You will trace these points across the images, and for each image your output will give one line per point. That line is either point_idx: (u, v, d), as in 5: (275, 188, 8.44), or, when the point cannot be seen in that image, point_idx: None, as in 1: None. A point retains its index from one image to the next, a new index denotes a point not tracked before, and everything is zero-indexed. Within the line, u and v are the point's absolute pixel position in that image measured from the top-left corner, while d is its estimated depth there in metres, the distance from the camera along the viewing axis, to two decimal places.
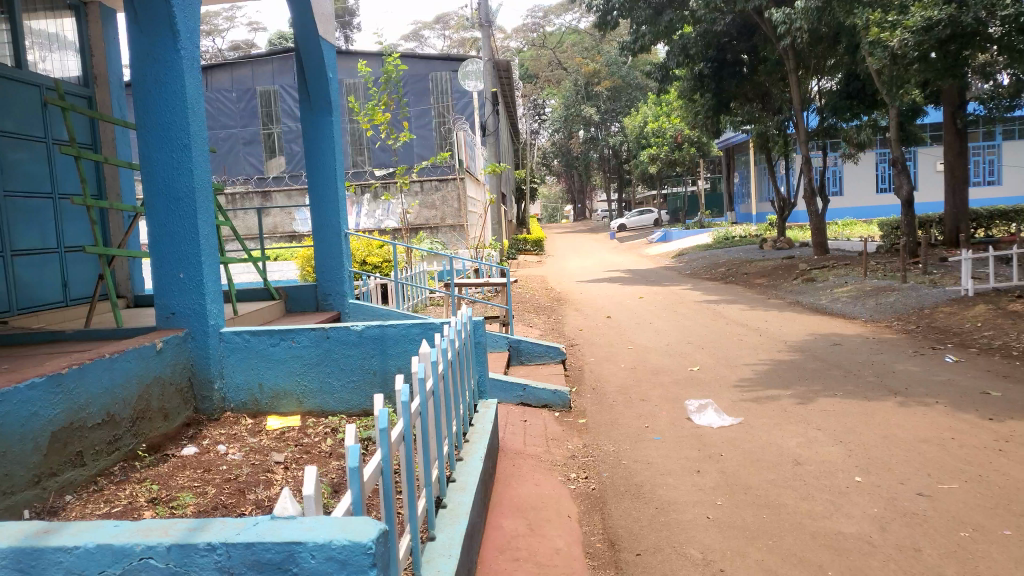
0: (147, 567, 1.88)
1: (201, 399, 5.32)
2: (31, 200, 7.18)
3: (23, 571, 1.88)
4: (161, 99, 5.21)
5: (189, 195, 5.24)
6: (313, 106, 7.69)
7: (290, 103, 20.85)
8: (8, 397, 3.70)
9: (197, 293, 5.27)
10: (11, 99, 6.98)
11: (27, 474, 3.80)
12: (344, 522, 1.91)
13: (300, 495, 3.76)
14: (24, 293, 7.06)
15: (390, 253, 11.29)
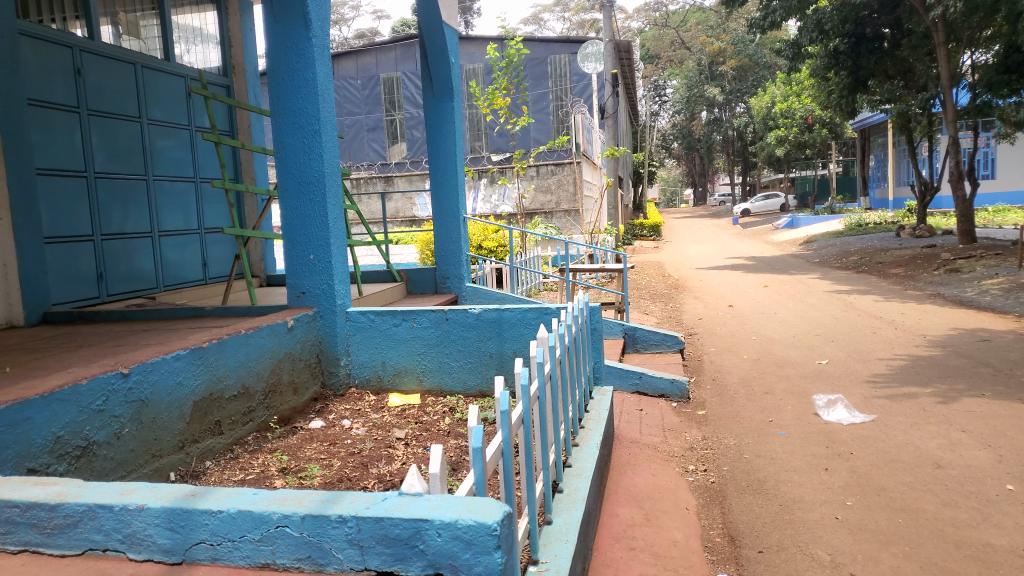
0: (282, 535, 1.97)
1: (328, 374, 5.56)
2: (176, 184, 7.73)
3: (174, 530, 2.03)
4: (294, 87, 5.43)
5: (319, 179, 5.44)
6: (435, 92, 7.81)
7: (412, 90, 21.35)
8: (156, 367, 4.00)
9: (326, 274, 5.48)
10: (159, 90, 7.58)
11: (172, 439, 4.10)
12: (470, 502, 1.93)
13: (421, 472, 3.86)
14: (169, 271, 7.60)
15: (506, 238, 11.33)
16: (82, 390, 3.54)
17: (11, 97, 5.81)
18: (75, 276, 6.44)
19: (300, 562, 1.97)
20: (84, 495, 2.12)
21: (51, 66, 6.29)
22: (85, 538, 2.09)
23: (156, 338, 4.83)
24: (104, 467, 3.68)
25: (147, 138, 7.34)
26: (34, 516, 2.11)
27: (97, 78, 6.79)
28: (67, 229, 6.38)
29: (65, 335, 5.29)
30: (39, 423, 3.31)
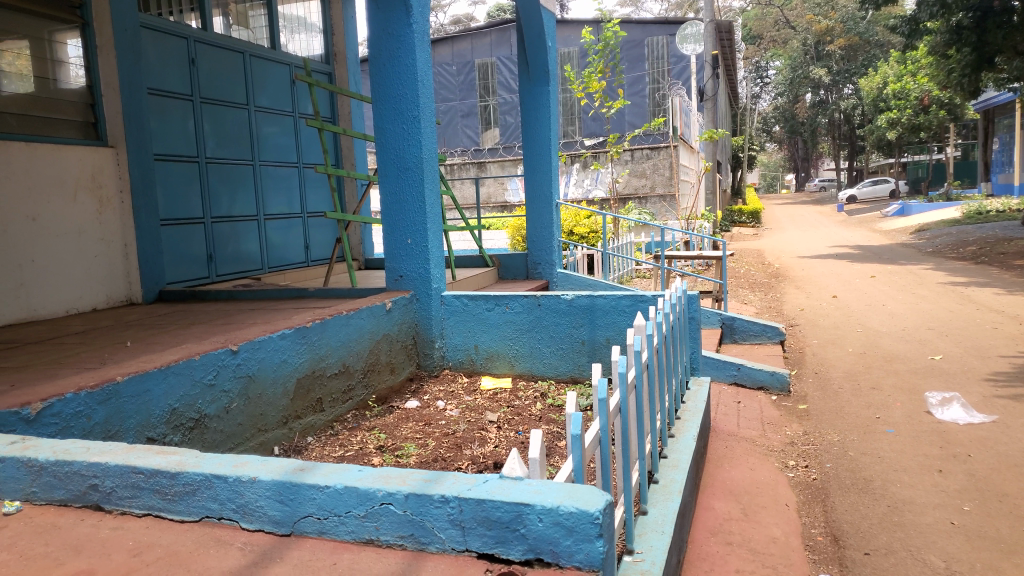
0: (386, 513, 2.01)
1: (423, 356, 5.66)
2: (280, 169, 8.03)
3: (284, 502, 2.10)
4: (395, 74, 5.50)
5: (417, 165, 5.52)
6: (531, 76, 7.78)
7: (507, 75, 21.39)
8: (263, 345, 4.18)
9: (422, 258, 5.56)
10: (266, 78, 7.88)
11: (277, 414, 4.28)
12: (571, 489, 1.91)
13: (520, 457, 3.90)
14: (273, 254, 7.90)
15: (599, 224, 11.20)
16: (195, 365, 3.74)
17: (133, 87, 6.16)
18: (187, 256, 6.79)
19: (402, 540, 2.00)
20: (201, 465, 2.23)
21: (168, 57, 6.62)
22: (202, 506, 2.19)
23: (262, 317, 5.03)
24: (215, 439, 3.89)
25: (254, 125, 7.65)
26: (156, 483, 2.23)
27: (209, 67, 7.11)
28: (181, 212, 6.72)
29: (179, 312, 5.59)
30: (157, 395, 3.52)
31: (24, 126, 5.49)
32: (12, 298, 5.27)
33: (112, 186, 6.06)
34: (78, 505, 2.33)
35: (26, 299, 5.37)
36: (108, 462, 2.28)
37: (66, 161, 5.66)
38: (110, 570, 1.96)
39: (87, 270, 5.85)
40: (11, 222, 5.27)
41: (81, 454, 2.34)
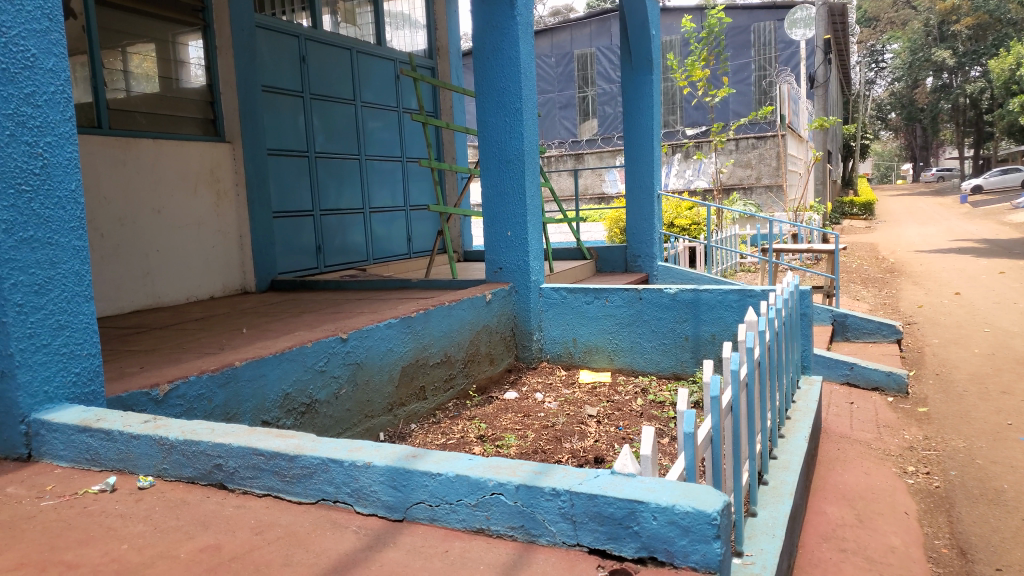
0: (497, 503, 2.01)
1: (522, 348, 5.69)
2: (384, 163, 8.23)
3: (397, 488, 2.14)
4: (498, 66, 5.52)
5: (519, 157, 5.53)
6: (634, 66, 7.66)
7: (606, 65, 21.15)
8: (369, 334, 4.31)
9: (522, 251, 5.57)
10: (372, 74, 8.10)
11: (382, 401, 4.41)
12: (686, 488, 1.86)
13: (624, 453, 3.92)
14: (377, 246, 8.12)
15: (701, 216, 10.92)
16: (307, 351, 3.89)
17: (249, 85, 6.44)
18: (297, 247, 7.06)
19: (513, 531, 2.00)
20: (319, 449, 2.30)
21: (281, 55, 6.89)
22: (319, 488, 2.27)
23: (368, 307, 5.18)
24: (325, 424, 4.04)
25: (360, 120, 7.88)
26: (276, 465, 2.32)
27: (318, 64, 7.36)
28: (291, 205, 6.99)
29: (289, 301, 5.82)
30: (272, 380, 3.68)
31: (152, 124, 5.83)
32: (140, 285, 5.62)
33: (229, 180, 6.38)
34: (204, 482, 2.45)
35: (151, 286, 5.71)
36: (232, 443, 2.39)
37: (188, 156, 6.00)
38: (235, 546, 2.05)
39: (206, 260, 6.17)
40: (140, 214, 5.62)
41: (208, 435, 2.47)
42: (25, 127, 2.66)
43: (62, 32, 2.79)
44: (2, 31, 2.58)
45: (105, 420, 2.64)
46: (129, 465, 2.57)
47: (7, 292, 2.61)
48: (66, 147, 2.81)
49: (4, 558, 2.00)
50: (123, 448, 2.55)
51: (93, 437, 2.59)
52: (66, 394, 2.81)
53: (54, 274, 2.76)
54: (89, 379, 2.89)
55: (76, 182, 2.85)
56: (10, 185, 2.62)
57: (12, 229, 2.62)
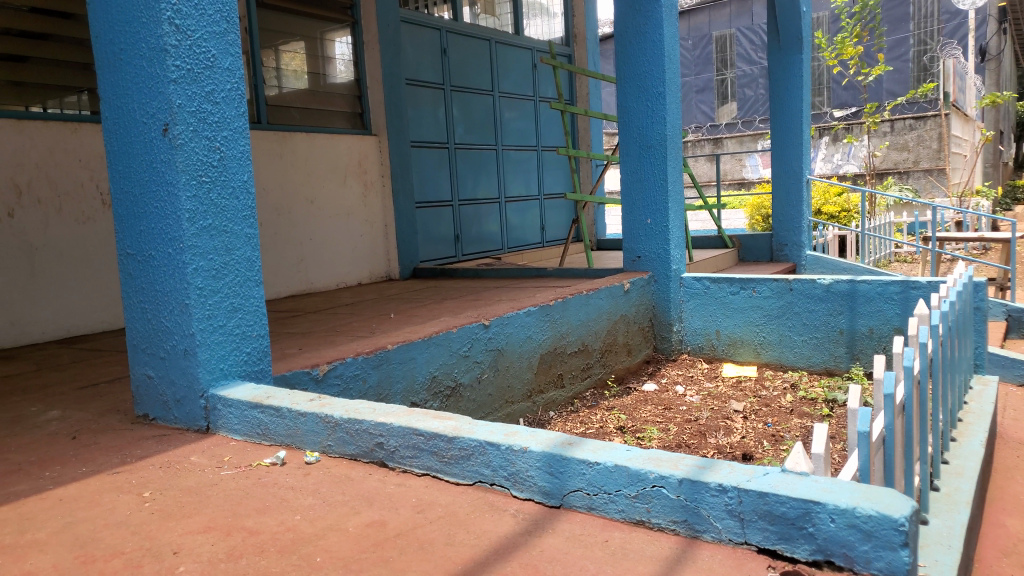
0: (658, 495, 1.97)
1: (661, 339, 5.60)
2: (519, 153, 8.33)
3: (553, 475, 2.14)
4: (640, 50, 5.40)
5: (661, 143, 5.40)
6: (783, 46, 7.31)
7: (747, 46, 20.32)
8: (511, 320, 4.37)
9: (662, 238, 5.45)
10: (509, 65, 8.21)
11: (521, 388, 4.47)
12: (868, 490, 1.74)
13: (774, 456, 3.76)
14: (513, 235, 8.22)
15: (852, 202, 10.30)
16: (453, 337, 3.99)
17: (393, 79, 6.67)
18: (437, 236, 7.25)
19: (675, 525, 1.96)
20: (475, 432, 2.34)
21: (423, 49, 7.09)
22: (476, 471, 2.31)
23: (507, 295, 5.24)
24: (468, 407, 4.14)
25: (497, 110, 8.01)
26: (435, 446, 2.38)
27: (457, 56, 7.52)
28: (432, 195, 7.19)
29: (431, 288, 5.99)
30: (420, 363, 3.80)
31: (305, 119, 6.15)
32: (294, 272, 5.95)
33: (375, 171, 6.64)
34: (366, 460, 2.55)
35: (304, 273, 6.04)
36: (392, 423, 2.47)
37: (338, 149, 6.28)
38: (399, 523, 2.12)
39: (353, 248, 6.46)
40: (294, 205, 5.94)
41: (369, 414, 2.57)
42: (206, 122, 2.86)
43: (238, 33, 2.96)
44: (188, 34, 2.78)
45: (274, 397, 2.81)
46: (297, 441, 2.71)
47: (190, 276, 2.82)
48: (240, 141, 3.00)
49: (194, 521, 2.16)
50: (290, 424, 2.70)
51: (264, 413, 2.75)
52: (239, 371, 3.01)
53: (229, 260, 2.96)
54: (258, 358, 3.09)
55: (248, 174, 3.03)
56: (193, 176, 2.82)
57: (195, 217, 2.83)
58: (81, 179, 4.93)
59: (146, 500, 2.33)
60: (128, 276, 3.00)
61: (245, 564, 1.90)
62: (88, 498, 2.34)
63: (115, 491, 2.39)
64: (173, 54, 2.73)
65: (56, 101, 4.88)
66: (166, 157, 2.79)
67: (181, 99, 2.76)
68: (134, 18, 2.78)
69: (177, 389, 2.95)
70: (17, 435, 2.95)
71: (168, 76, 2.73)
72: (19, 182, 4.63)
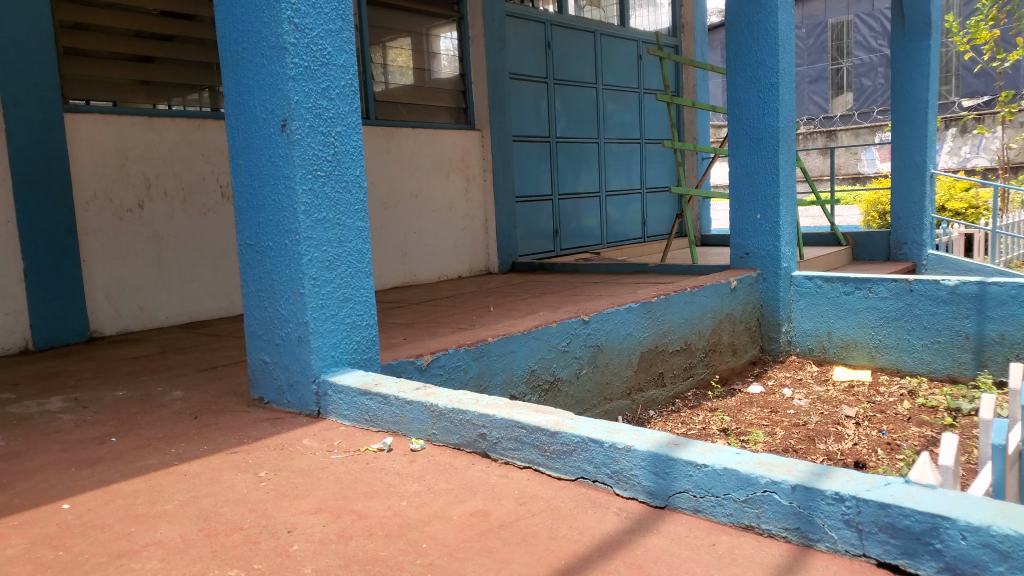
0: (769, 501, 1.90)
1: (768, 339, 5.42)
2: (622, 146, 8.26)
3: (658, 475, 2.10)
4: (752, 39, 5.22)
5: (773, 135, 5.21)
6: (908, 32, 6.91)
7: (866, 33, 19.36)
8: (612, 316, 4.33)
9: (772, 235, 5.26)
10: (614, 57, 8.14)
11: (621, 385, 4.44)
12: (1005, 508, 1.62)
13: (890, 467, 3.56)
14: (614, 230, 8.16)
15: (981, 198, 9.64)
16: (552, 331, 3.99)
17: (497, 74, 6.74)
18: (537, 231, 7.28)
19: (786, 532, 1.89)
20: (578, 428, 2.32)
21: (528, 43, 7.13)
22: (578, 466, 2.29)
23: (607, 290, 5.20)
24: (566, 402, 4.14)
25: (600, 103, 7.95)
26: (537, 439, 2.38)
27: (562, 50, 7.51)
28: (533, 189, 7.22)
29: (531, 282, 6.01)
30: (520, 356, 3.82)
31: (411, 114, 6.28)
32: (398, 264, 6.10)
33: (477, 165, 6.72)
34: (468, 449, 2.59)
35: (408, 265, 6.19)
36: (495, 415, 2.50)
37: (442, 143, 6.40)
38: (502, 514, 2.13)
39: (455, 242, 6.56)
40: (400, 198, 6.10)
41: (473, 405, 2.60)
42: (322, 118, 2.96)
43: (352, 30, 3.05)
44: (306, 32, 2.88)
45: (382, 385, 2.89)
46: (402, 428, 2.78)
47: (305, 266, 2.93)
48: (352, 136, 3.09)
49: (306, 502, 2.25)
50: (397, 411, 2.77)
51: (372, 400, 2.83)
52: (349, 358, 3.11)
53: (341, 252, 3.06)
54: (367, 347, 3.18)
55: (360, 168, 3.12)
56: (309, 171, 2.93)
57: (310, 210, 2.94)
58: (202, 172, 5.22)
59: (262, 479, 2.44)
60: (247, 266, 3.15)
61: (355, 546, 1.96)
62: (210, 475, 2.48)
63: (234, 469, 2.53)
64: (291, 53, 2.84)
65: (180, 99, 5.18)
66: (284, 152, 2.91)
67: (298, 96, 2.87)
68: (256, 19, 2.91)
69: (291, 374, 3.08)
70: (147, 412, 3.16)
71: (287, 74, 2.84)
72: (148, 175, 4.95)
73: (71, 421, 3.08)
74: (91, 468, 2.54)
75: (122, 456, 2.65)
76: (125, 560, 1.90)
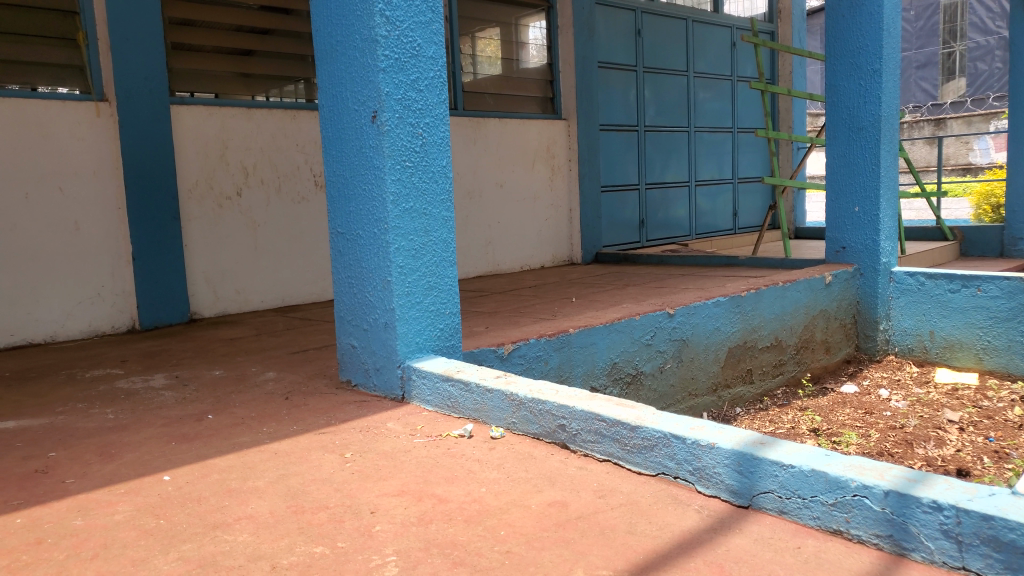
0: (861, 506, 1.82)
1: (864, 338, 5.22)
2: (714, 136, 8.06)
3: (742, 474, 2.05)
4: (855, 23, 4.98)
5: (875, 124, 4.96)
6: None
7: (982, 14, 18.21)
8: (698, 311, 4.24)
9: (872, 228, 5.03)
10: (706, 43, 7.94)
11: (707, 380, 4.35)
12: None
13: (996, 477, 3.34)
14: (703, 221, 7.99)
15: None
16: (636, 324, 3.95)
17: (586, 62, 6.68)
18: (624, 222, 7.20)
19: (878, 539, 1.81)
20: (660, 423, 2.29)
21: (618, 30, 7.03)
22: (659, 462, 2.26)
23: (694, 283, 5.08)
24: (649, 397, 4.09)
25: (691, 91, 7.78)
26: (617, 433, 2.36)
27: (652, 37, 7.39)
28: (620, 178, 7.13)
29: (615, 273, 5.95)
30: (602, 348, 3.79)
31: (498, 104, 6.31)
32: (483, 253, 6.16)
33: (563, 155, 6.70)
34: (548, 440, 2.59)
35: (493, 255, 6.24)
36: (576, 406, 2.48)
37: (528, 133, 6.40)
38: (581, 506, 2.12)
39: (540, 231, 6.57)
40: (486, 188, 6.14)
41: (553, 396, 2.59)
42: (411, 109, 3.01)
43: (442, 22, 3.08)
44: (397, 25, 2.92)
45: (464, 372, 2.93)
46: (483, 416, 2.80)
47: (392, 255, 2.99)
48: (440, 127, 3.13)
49: (389, 484, 2.31)
50: (478, 399, 2.80)
51: (454, 387, 2.88)
52: (433, 345, 3.16)
53: (427, 241, 3.11)
54: (451, 335, 3.23)
55: (446, 158, 3.16)
56: (398, 161, 2.98)
57: (398, 200, 2.99)
58: (297, 162, 5.40)
59: (347, 460, 2.51)
60: (338, 253, 3.24)
61: (435, 530, 1.99)
62: (299, 454, 2.58)
63: (322, 449, 2.61)
64: (382, 45, 2.89)
65: (277, 90, 5.37)
66: (374, 143, 2.97)
67: (389, 87, 2.92)
68: (349, 13, 2.97)
69: (377, 359, 3.16)
70: (241, 392, 3.31)
71: (378, 66, 2.90)
72: (246, 165, 5.16)
73: (172, 397, 3.25)
74: (190, 443, 2.68)
75: (218, 432, 2.78)
76: (218, 532, 1.99)
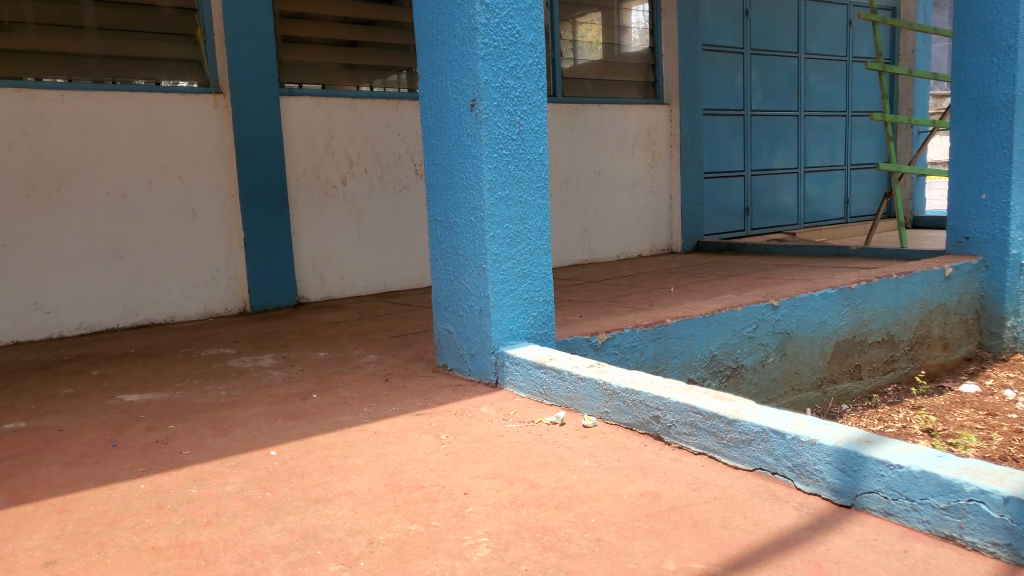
0: (976, 511, 1.71)
1: (988, 334, 4.89)
2: (826, 120, 7.71)
3: (845, 472, 1.96)
4: None
5: (1007, 104, 4.61)
6: None
7: None
8: (803, 303, 4.08)
9: (1001, 217, 4.68)
10: (820, 22, 7.58)
11: (811, 375, 4.18)
12: None
13: None
14: (812, 209, 7.66)
15: None
16: (737, 316, 3.83)
17: (689, 45, 6.51)
18: (727, 210, 7.00)
19: (995, 547, 1.70)
20: (758, 417, 2.22)
21: (725, 11, 6.81)
22: (756, 457, 2.19)
23: (801, 273, 4.89)
24: (749, 390, 3.97)
25: (802, 73, 7.45)
26: (713, 426, 2.30)
27: (762, 17, 7.11)
28: (724, 165, 6.93)
29: (716, 263, 5.79)
30: (701, 339, 3.71)
31: (598, 89, 6.24)
32: (580, 242, 6.14)
33: (664, 141, 6.57)
34: (641, 431, 2.56)
35: (590, 243, 6.20)
36: (671, 398, 2.44)
37: (629, 119, 6.31)
38: (673, 497, 2.09)
39: (638, 219, 6.48)
40: (585, 176, 6.11)
41: (647, 386, 2.56)
42: (509, 97, 3.02)
43: (541, 8, 3.07)
44: (496, 12, 2.94)
45: (557, 360, 2.93)
46: (575, 404, 2.80)
47: (489, 242, 3.03)
48: (538, 115, 3.13)
49: (482, 467, 2.34)
50: (571, 387, 2.79)
51: (546, 374, 2.89)
52: (527, 332, 3.18)
53: (523, 229, 3.12)
54: (545, 322, 3.24)
55: (543, 146, 3.16)
56: (495, 149, 3.00)
57: (494, 187, 3.02)
58: (399, 151, 5.53)
59: (443, 442, 2.57)
60: (436, 240, 3.30)
61: (526, 514, 2.01)
62: (396, 434, 2.65)
63: (418, 430, 2.68)
64: (482, 33, 2.91)
65: (380, 80, 5.51)
66: (472, 131, 3.00)
67: (487, 75, 2.94)
68: (450, 2, 3.01)
69: (472, 344, 3.20)
70: (344, 373, 3.44)
71: (478, 54, 2.92)
72: (351, 154, 5.33)
73: (280, 376, 3.42)
74: (295, 420, 2.81)
75: (321, 411, 2.90)
76: (320, 506, 2.08)
